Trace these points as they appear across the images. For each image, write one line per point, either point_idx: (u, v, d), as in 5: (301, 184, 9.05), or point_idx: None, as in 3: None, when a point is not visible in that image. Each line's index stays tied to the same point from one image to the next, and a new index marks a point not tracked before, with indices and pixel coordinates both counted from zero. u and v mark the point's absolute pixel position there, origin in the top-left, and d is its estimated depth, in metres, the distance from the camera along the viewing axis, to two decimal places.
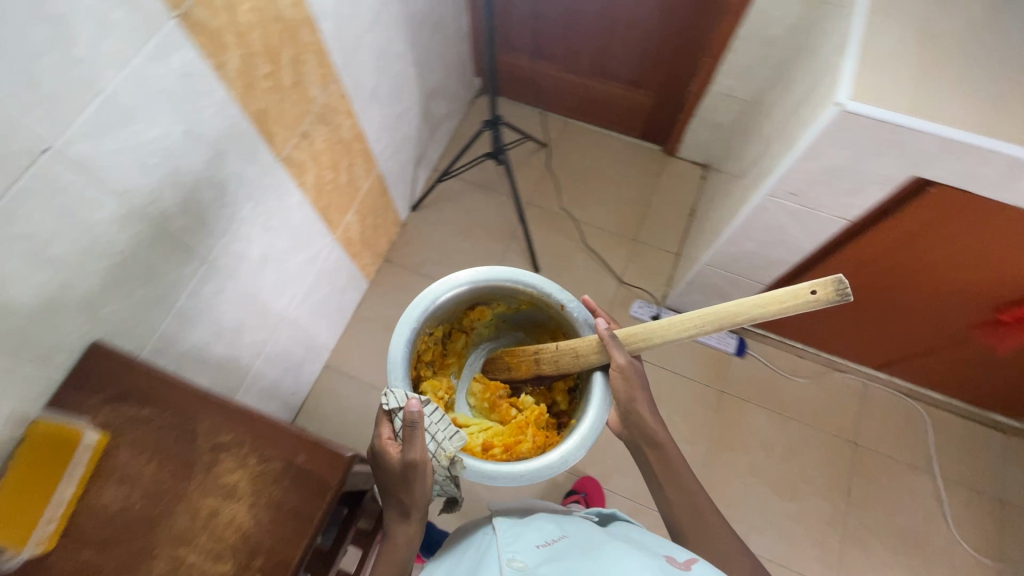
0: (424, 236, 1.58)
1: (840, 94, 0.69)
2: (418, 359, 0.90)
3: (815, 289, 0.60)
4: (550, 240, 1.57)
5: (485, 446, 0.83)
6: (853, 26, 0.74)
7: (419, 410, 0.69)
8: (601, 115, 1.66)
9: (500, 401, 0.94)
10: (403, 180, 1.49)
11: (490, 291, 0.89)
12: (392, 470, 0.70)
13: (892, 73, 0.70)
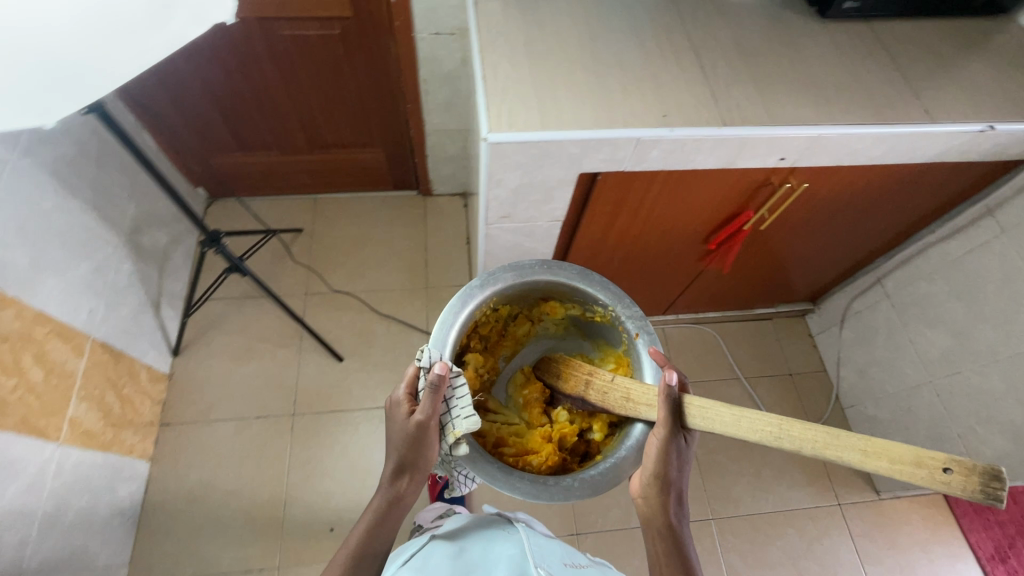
0: (202, 379, 1.37)
1: (482, 129, 0.74)
2: (475, 332, 0.96)
3: (948, 467, 0.51)
4: (341, 321, 1.47)
5: (500, 437, 0.94)
6: (474, 65, 0.80)
7: (439, 376, 0.76)
8: (338, 181, 1.63)
9: (530, 394, 1.01)
10: (141, 330, 1.26)
11: (573, 292, 0.94)
12: (406, 442, 0.78)
13: (519, 97, 0.76)
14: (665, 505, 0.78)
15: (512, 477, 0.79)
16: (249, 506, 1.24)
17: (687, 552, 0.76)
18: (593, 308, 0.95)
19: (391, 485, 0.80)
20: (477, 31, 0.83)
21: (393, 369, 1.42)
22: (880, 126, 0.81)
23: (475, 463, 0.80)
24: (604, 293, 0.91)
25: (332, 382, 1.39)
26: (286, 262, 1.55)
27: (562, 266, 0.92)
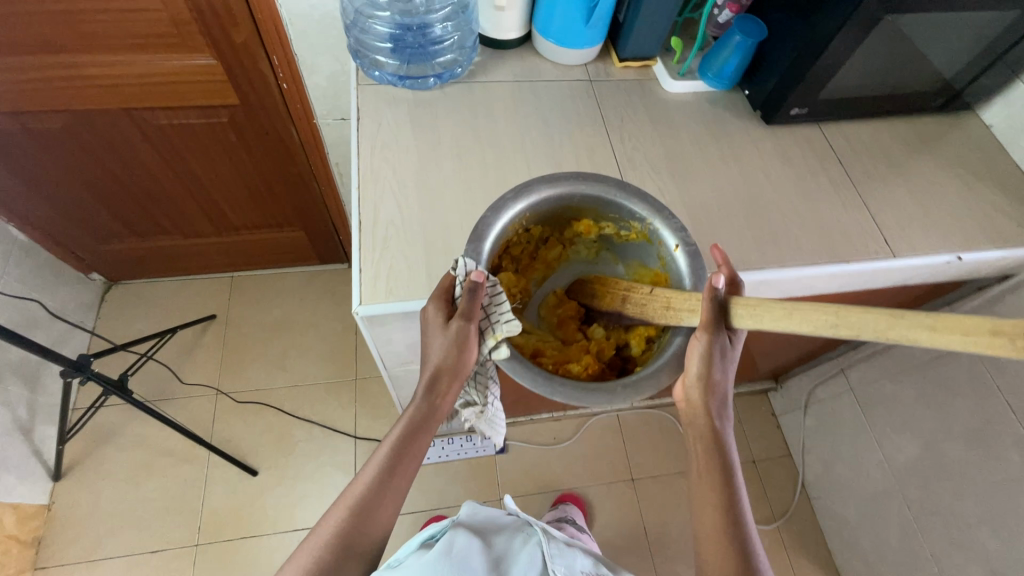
0: (88, 507, 1.18)
1: (355, 298, 0.59)
2: (506, 251, 0.68)
3: (1017, 334, 0.35)
4: (257, 426, 1.29)
5: (535, 348, 0.67)
6: (351, 205, 0.66)
7: (478, 283, 0.53)
8: (259, 257, 1.43)
9: (567, 312, 0.73)
10: (5, 464, 1.07)
11: (607, 205, 0.65)
12: (445, 353, 0.56)
13: (404, 251, 0.62)
14: (708, 431, 0.59)
15: (552, 377, 0.56)
16: None
17: (738, 498, 0.58)
18: (627, 221, 0.66)
19: (423, 398, 0.57)
20: (360, 157, 0.69)
21: (315, 483, 1.25)
22: (833, 266, 0.69)
23: (523, 370, 0.56)
24: (640, 202, 0.63)
25: (244, 503, 1.22)
26: (196, 356, 1.36)
27: (591, 177, 0.65)
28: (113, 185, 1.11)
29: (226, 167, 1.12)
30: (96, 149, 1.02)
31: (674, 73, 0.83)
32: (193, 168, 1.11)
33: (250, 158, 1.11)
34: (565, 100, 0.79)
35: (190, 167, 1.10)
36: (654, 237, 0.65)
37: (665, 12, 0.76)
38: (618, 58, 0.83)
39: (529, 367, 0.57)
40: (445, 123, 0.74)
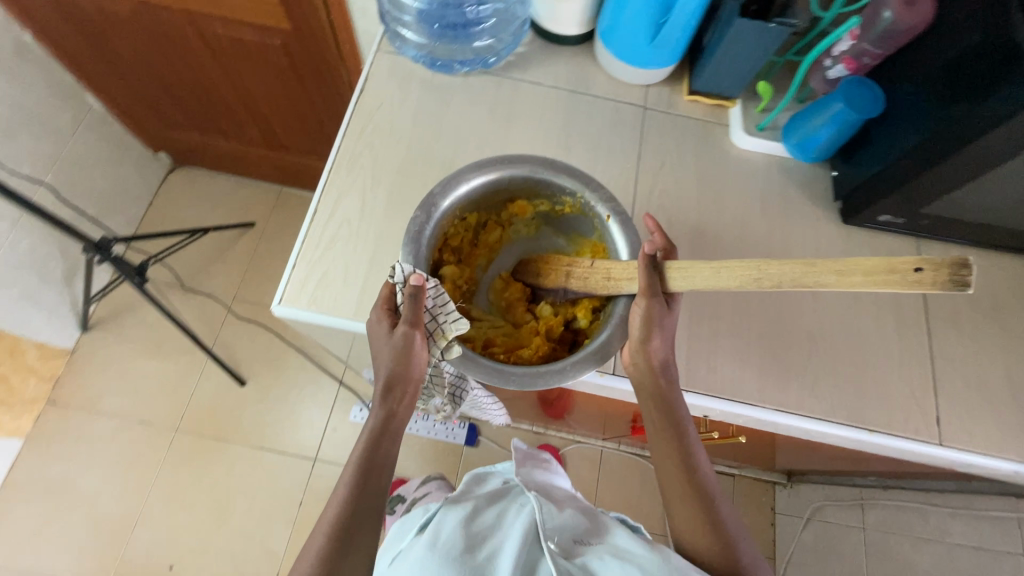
0: (101, 363, 1.29)
1: (277, 296, 0.57)
2: (442, 244, 0.58)
3: (924, 269, 0.32)
4: (257, 341, 1.33)
5: (485, 341, 0.57)
6: (316, 191, 0.62)
7: (418, 287, 0.48)
8: (306, 180, 1.42)
9: (515, 293, 0.63)
10: (38, 306, 1.18)
11: (536, 185, 0.57)
12: (389, 357, 0.49)
13: (346, 258, 0.58)
14: (669, 411, 0.53)
15: (506, 368, 0.49)
16: (103, 516, 1.18)
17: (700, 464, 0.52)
18: (560, 194, 0.58)
19: (381, 407, 0.51)
20: (341, 140, 0.63)
21: (291, 410, 1.29)
22: (850, 429, 0.56)
23: (474, 365, 0.49)
24: (565, 175, 0.56)
25: (226, 406, 1.28)
26: (226, 259, 1.39)
27: (519, 158, 0.56)
28: (175, 79, 1.13)
29: (276, 87, 1.09)
30: (158, 42, 1.02)
31: (750, 125, 0.67)
32: (246, 81, 1.09)
33: (300, 83, 1.07)
34: (602, 126, 0.67)
35: (244, 79, 1.09)
36: (589, 211, 0.57)
37: (751, 49, 0.60)
38: (688, 88, 0.69)
39: (480, 360, 0.50)
40: (452, 121, 0.66)
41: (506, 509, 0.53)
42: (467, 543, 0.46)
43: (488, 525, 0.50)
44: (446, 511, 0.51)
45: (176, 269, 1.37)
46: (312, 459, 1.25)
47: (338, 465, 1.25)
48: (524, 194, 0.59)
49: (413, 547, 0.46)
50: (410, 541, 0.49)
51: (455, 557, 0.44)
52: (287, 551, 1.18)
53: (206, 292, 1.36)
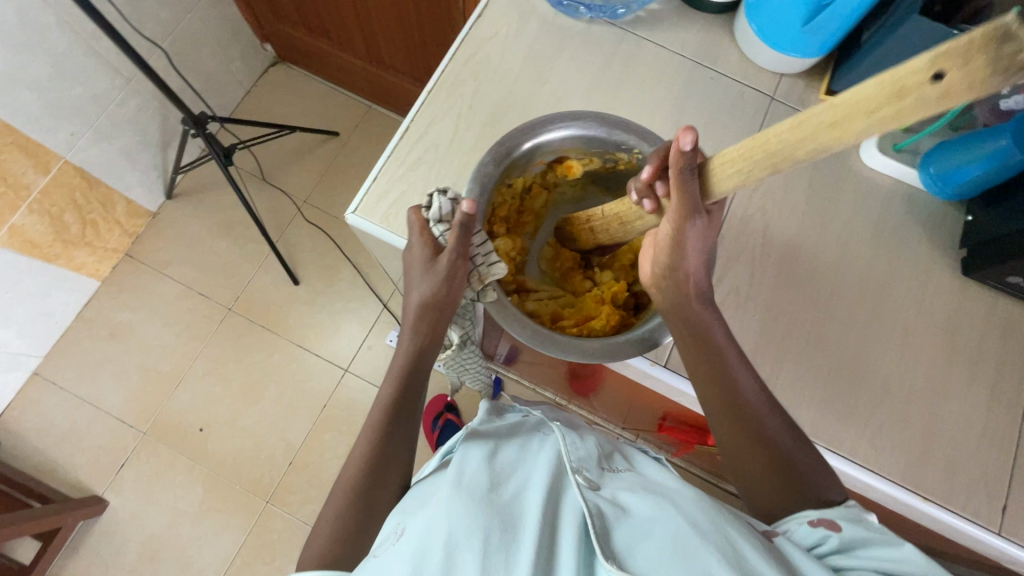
0: (176, 231, 1.37)
1: (353, 204, 0.57)
2: (490, 216, 0.56)
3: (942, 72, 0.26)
4: (317, 246, 1.38)
5: (551, 313, 0.56)
6: (411, 109, 0.61)
7: (469, 215, 0.49)
8: (397, 102, 1.42)
9: (571, 262, 0.62)
10: (133, 164, 1.26)
11: (591, 143, 0.53)
12: (428, 284, 0.52)
13: (427, 182, 0.58)
14: (689, 325, 0.49)
15: (580, 341, 0.49)
16: (153, 369, 1.29)
17: (733, 377, 0.48)
18: (609, 151, 0.55)
19: (406, 337, 0.54)
20: (447, 65, 0.62)
21: (334, 319, 1.34)
22: (900, 490, 0.52)
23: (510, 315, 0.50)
24: (619, 130, 0.52)
25: (277, 300, 1.34)
26: (306, 161, 1.43)
27: (569, 116, 0.52)
28: None
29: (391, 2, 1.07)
30: None
31: (886, 143, 0.60)
32: None
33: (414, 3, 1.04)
34: (718, 108, 0.62)
35: None
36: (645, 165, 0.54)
37: (914, 58, 0.54)
38: (827, 87, 0.62)
39: (553, 336, 0.49)
40: (563, 70, 0.63)
41: (529, 443, 0.52)
42: (495, 482, 0.45)
43: (512, 459, 0.49)
44: (466, 446, 0.50)
45: (259, 160, 1.42)
46: (342, 369, 1.31)
47: (365, 381, 1.30)
48: (572, 154, 0.56)
49: (440, 483, 0.45)
50: (434, 478, 0.48)
51: (485, 494, 0.42)
52: (303, 445, 1.26)
53: (282, 188, 1.41)
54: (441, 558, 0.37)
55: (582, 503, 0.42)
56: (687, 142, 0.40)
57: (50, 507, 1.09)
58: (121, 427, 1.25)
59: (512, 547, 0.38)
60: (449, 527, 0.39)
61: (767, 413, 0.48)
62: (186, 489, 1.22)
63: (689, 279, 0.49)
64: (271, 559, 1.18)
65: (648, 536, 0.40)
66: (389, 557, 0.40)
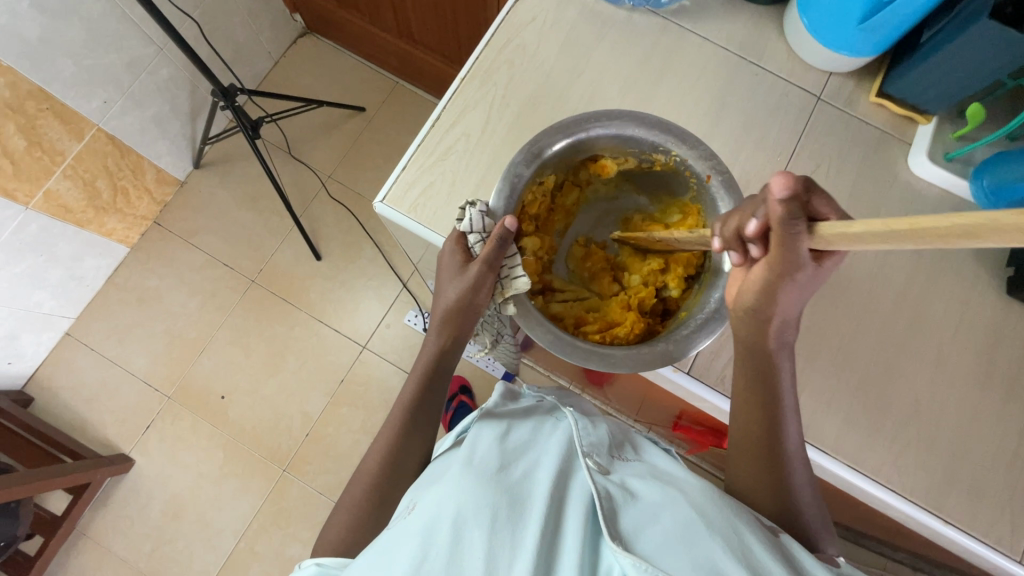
0: (203, 201, 1.39)
1: (380, 193, 0.57)
2: (520, 213, 0.54)
3: None
4: (340, 223, 1.39)
5: (576, 318, 0.56)
6: (443, 97, 0.60)
7: (509, 230, 0.50)
8: (426, 80, 1.41)
9: (598, 264, 0.62)
10: (163, 133, 1.27)
11: (626, 143, 0.53)
12: (459, 290, 0.53)
13: (456, 173, 0.57)
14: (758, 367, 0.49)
15: (605, 351, 0.49)
16: (178, 335, 1.32)
17: (782, 429, 0.48)
18: (648, 151, 0.54)
19: (433, 338, 0.58)
20: (479, 55, 0.61)
21: (354, 296, 1.35)
22: (924, 513, 0.51)
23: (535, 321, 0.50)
24: (658, 130, 0.51)
25: (299, 274, 1.36)
26: (332, 135, 1.43)
27: (607, 116, 0.51)
28: None
29: None
30: None
31: (937, 152, 0.58)
32: None
33: None
34: (761, 106, 0.62)
35: None
36: (682, 168, 0.53)
37: (976, 64, 0.51)
38: (876, 90, 0.61)
39: (577, 343, 0.48)
40: (601, 60, 0.62)
41: (542, 425, 0.53)
42: (505, 461, 0.45)
43: (523, 440, 0.49)
44: (480, 427, 0.51)
45: (286, 133, 1.42)
46: (361, 346, 1.33)
47: (382, 358, 1.32)
48: (608, 153, 0.55)
49: (452, 462, 0.46)
50: (447, 457, 0.49)
51: (494, 473, 0.43)
52: (320, 418, 1.29)
53: (308, 162, 1.41)
54: (449, 534, 0.38)
55: (591, 486, 0.43)
56: (782, 192, 0.36)
57: (80, 464, 1.14)
58: (148, 390, 1.29)
59: (519, 526, 0.39)
60: (458, 504, 0.40)
61: (796, 461, 0.48)
62: (208, 453, 1.26)
63: (772, 322, 0.46)
64: (286, 525, 1.22)
65: (653, 522, 0.40)
66: (400, 530, 0.42)
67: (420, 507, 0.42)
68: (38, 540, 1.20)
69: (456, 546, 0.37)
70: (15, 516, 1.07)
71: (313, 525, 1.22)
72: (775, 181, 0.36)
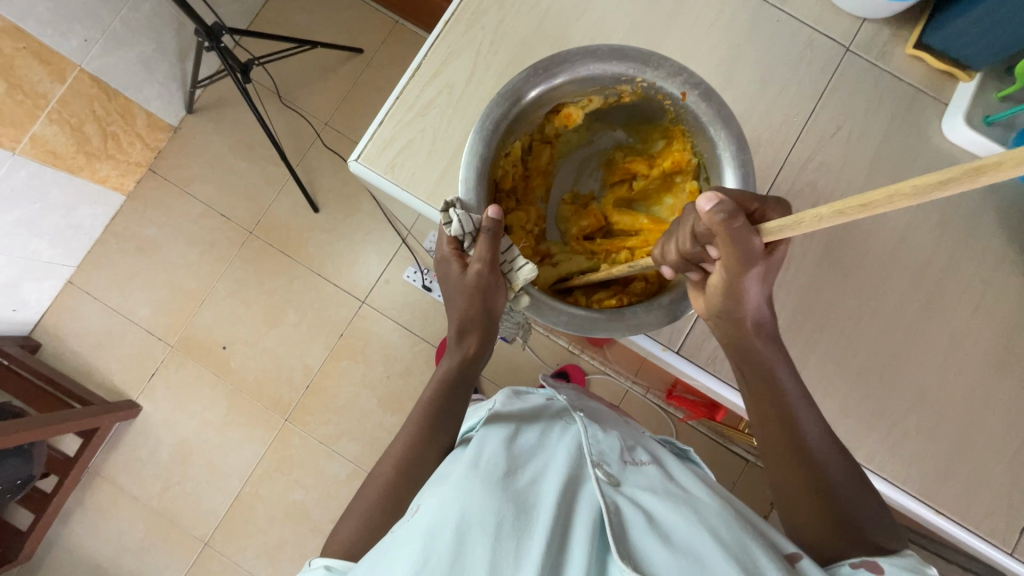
0: (197, 149, 1.35)
1: (357, 149, 0.54)
2: (495, 191, 0.53)
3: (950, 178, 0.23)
4: (338, 174, 1.34)
5: (587, 286, 0.55)
6: (425, 43, 0.55)
7: (497, 221, 0.48)
8: (427, 19, 1.31)
9: (591, 217, 0.59)
10: (151, 75, 1.21)
11: (589, 82, 0.49)
12: (467, 294, 0.52)
13: (438, 129, 0.54)
14: (751, 364, 0.50)
15: (607, 320, 0.48)
16: (178, 286, 1.32)
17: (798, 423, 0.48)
18: (610, 85, 0.50)
19: (456, 350, 0.57)
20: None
21: (353, 250, 1.33)
22: (917, 503, 0.53)
23: (549, 310, 0.49)
24: (618, 59, 0.48)
25: (297, 226, 1.33)
26: (329, 79, 1.35)
27: (555, 61, 0.48)
28: None
29: None
30: None
31: (976, 114, 0.53)
32: None
33: None
34: (782, 58, 0.56)
35: None
36: (652, 92, 0.50)
37: None
38: (914, 42, 0.54)
39: (580, 315, 0.48)
40: (603, 3, 0.56)
41: (549, 431, 0.53)
42: (512, 467, 0.45)
43: (532, 445, 0.50)
44: (487, 430, 0.51)
45: (280, 76, 1.34)
46: (360, 301, 1.32)
47: (382, 314, 1.31)
48: (569, 100, 0.51)
49: (456, 462, 0.46)
50: (452, 456, 0.49)
51: (501, 480, 0.43)
52: (320, 370, 1.30)
53: (304, 108, 1.35)
54: (453, 538, 0.37)
55: (599, 500, 0.43)
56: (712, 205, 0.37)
57: (89, 410, 1.17)
58: (151, 339, 1.31)
59: (525, 537, 0.38)
60: (463, 508, 0.39)
61: (831, 457, 0.47)
62: (211, 401, 1.29)
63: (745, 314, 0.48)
64: (289, 472, 1.26)
65: (663, 539, 0.40)
66: (402, 532, 0.41)
67: (428, 509, 0.41)
68: (54, 478, 1.26)
69: (458, 555, 0.37)
70: (27, 458, 1.11)
71: (316, 473, 1.26)
72: (699, 199, 0.38)
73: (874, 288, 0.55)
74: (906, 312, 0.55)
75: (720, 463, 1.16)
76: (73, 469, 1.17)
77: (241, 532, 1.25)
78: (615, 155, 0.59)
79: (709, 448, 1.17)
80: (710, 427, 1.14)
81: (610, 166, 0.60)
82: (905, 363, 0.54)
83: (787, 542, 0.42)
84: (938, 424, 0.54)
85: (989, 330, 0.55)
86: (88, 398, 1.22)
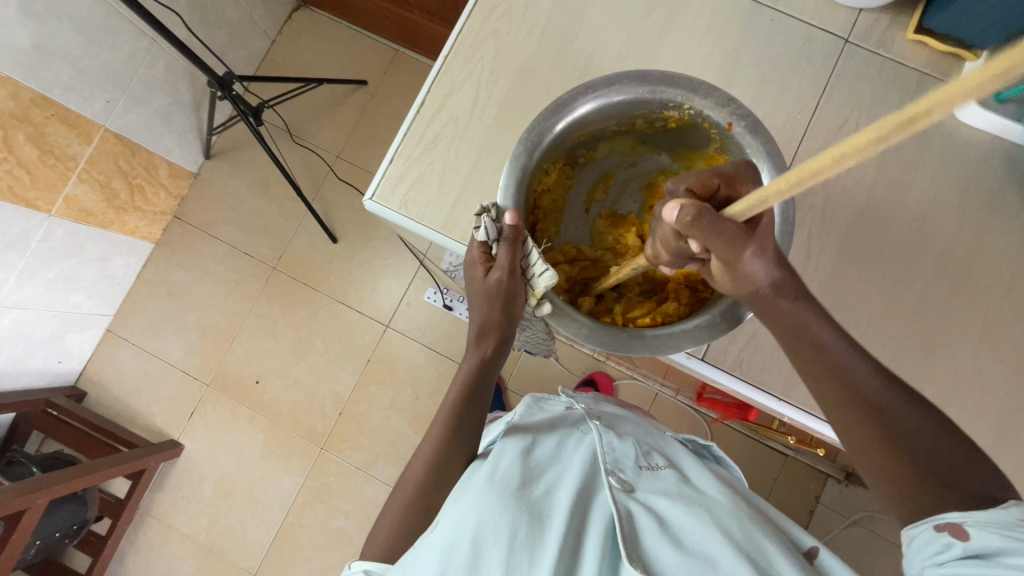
0: (217, 192, 1.39)
1: (371, 187, 0.56)
2: (533, 208, 0.55)
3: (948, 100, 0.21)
4: (353, 203, 1.37)
5: (623, 305, 0.56)
6: (429, 77, 0.59)
7: (515, 228, 0.49)
8: (427, 46, 1.34)
9: (627, 230, 0.59)
10: (170, 127, 1.27)
11: (631, 107, 0.51)
12: (489, 302, 0.54)
13: (450, 162, 0.57)
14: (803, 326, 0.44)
15: (640, 336, 0.49)
16: (210, 325, 1.37)
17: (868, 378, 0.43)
18: (658, 110, 0.52)
19: (474, 351, 0.58)
20: (471, 20, 0.59)
21: (373, 276, 1.35)
22: None
23: (568, 319, 0.49)
24: (666, 86, 0.49)
25: (318, 257, 1.37)
26: (337, 113, 1.39)
27: (609, 82, 0.49)
28: None
29: None
30: None
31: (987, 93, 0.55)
32: None
33: None
34: (782, 55, 0.58)
35: None
36: (699, 119, 0.51)
37: None
38: (914, 27, 0.56)
39: (598, 330, 0.49)
40: (597, 22, 0.59)
41: (566, 437, 0.53)
42: (527, 477, 0.45)
43: (548, 455, 0.49)
44: (505, 439, 0.50)
45: (290, 115, 1.39)
46: (385, 325, 1.34)
47: (407, 336, 1.33)
48: (612, 124, 0.54)
49: (473, 474, 0.46)
50: (472, 468, 0.49)
51: (517, 489, 0.42)
52: (351, 397, 1.32)
53: (315, 144, 1.38)
54: (468, 550, 0.38)
55: (613, 505, 0.42)
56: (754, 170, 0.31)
57: (135, 451, 1.21)
58: (187, 379, 1.35)
59: (538, 549, 0.38)
60: (479, 519, 0.39)
61: (907, 411, 0.42)
62: (248, 435, 1.32)
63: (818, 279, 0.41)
64: (329, 499, 1.29)
65: (676, 544, 0.40)
66: (421, 544, 0.42)
67: (447, 518, 0.41)
68: (107, 520, 1.30)
69: (473, 568, 0.37)
70: (80, 502, 1.15)
71: (355, 498, 1.28)
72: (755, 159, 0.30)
73: (895, 278, 0.55)
74: (933, 298, 0.55)
75: (760, 462, 1.14)
76: (124, 510, 1.22)
77: (287, 560, 1.27)
78: (658, 178, 0.60)
79: (746, 446, 1.15)
80: (744, 425, 1.12)
81: (652, 188, 0.61)
82: (937, 351, 0.54)
83: (806, 541, 0.44)
84: (977, 408, 0.54)
85: (1020, 311, 0.55)
86: (133, 442, 1.26)
